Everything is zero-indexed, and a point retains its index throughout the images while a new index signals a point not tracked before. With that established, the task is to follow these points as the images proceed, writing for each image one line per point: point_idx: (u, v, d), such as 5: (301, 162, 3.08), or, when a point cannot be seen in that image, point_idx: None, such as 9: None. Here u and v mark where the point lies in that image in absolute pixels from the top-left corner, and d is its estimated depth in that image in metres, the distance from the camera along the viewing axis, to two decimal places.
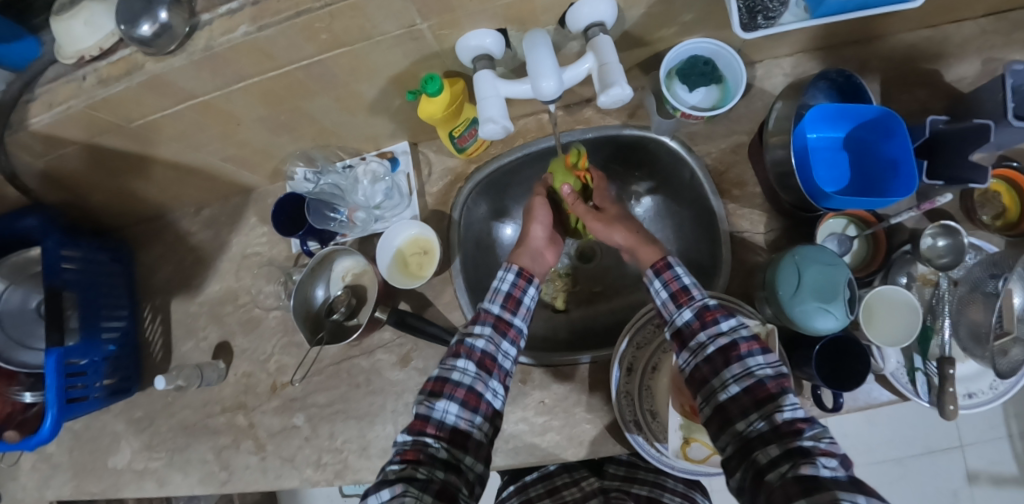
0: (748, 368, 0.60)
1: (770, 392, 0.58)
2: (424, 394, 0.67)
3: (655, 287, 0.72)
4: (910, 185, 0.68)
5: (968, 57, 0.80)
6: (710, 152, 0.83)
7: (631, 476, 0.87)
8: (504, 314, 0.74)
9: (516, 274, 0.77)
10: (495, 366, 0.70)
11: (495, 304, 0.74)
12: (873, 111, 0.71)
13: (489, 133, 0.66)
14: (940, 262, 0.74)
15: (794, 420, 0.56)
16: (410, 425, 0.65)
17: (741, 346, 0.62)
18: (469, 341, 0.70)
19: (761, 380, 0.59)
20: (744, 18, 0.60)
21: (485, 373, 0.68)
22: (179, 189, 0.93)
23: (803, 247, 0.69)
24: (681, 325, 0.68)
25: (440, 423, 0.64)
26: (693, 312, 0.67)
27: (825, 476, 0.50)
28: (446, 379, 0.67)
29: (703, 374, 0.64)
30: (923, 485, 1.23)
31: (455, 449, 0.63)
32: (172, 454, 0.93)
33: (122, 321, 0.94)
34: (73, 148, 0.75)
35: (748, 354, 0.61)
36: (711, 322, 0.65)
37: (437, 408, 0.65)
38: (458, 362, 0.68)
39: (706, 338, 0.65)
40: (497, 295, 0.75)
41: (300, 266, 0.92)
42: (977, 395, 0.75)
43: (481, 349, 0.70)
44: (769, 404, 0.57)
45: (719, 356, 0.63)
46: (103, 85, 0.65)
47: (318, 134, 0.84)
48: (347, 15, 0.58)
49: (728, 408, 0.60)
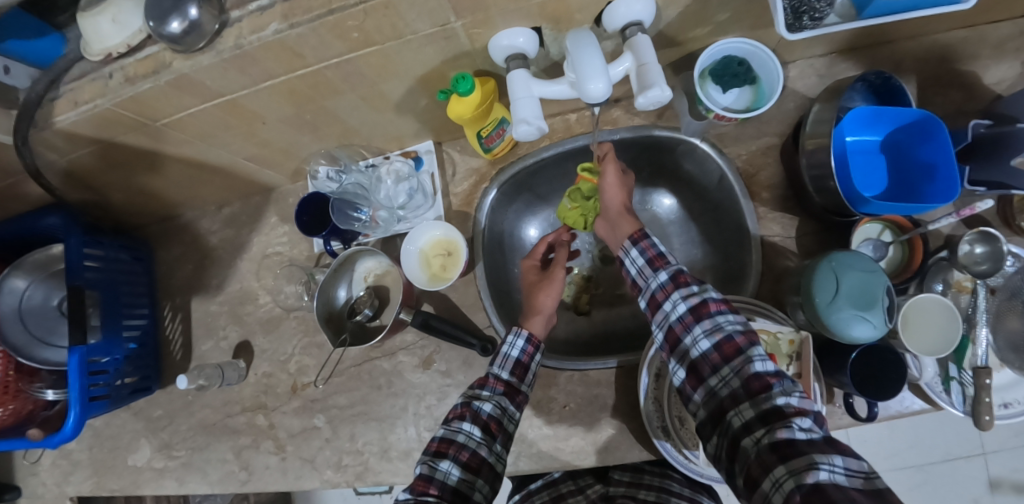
0: (718, 325, 0.59)
1: (739, 349, 0.57)
2: (427, 453, 0.63)
3: (631, 256, 0.70)
4: (951, 191, 0.66)
5: (1009, 59, 0.78)
6: (741, 154, 0.82)
7: (636, 481, 0.82)
8: (513, 381, 0.71)
9: (526, 339, 0.73)
10: (499, 430, 0.66)
11: (504, 370, 0.71)
12: (913, 115, 0.69)
13: (522, 134, 0.66)
14: (976, 269, 0.72)
15: (763, 374, 0.54)
16: (412, 483, 0.60)
17: (711, 304, 0.61)
18: (476, 404, 0.67)
19: (730, 337, 0.58)
20: (788, 19, 0.58)
21: (489, 437, 0.65)
22: (200, 188, 0.92)
23: (839, 253, 0.67)
24: (655, 289, 0.66)
25: (443, 483, 0.59)
26: (668, 275, 0.65)
27: (801, 439, 0.48)
28: (451, 440, 0.63)
29: (675, 333, 0.62)
30: (944, 491, 1.21)
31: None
32: (192, 453, 0.92)
33: (142, 320, 0.94)
34: (97, 146, 0.75)
35: (718, 312, 0.60)
36: (684, 285, 0.63)
37: (440, 468, 0.60)
38: (463, 424, 0.65)
39: (677, 299, 0.63)
40: (507, 361, 0.72)
41: (322, 266, 0.92)
42: (1012, 405, 0.73)
43: (487, 413, 0.66)
44: (739, 360, 0.56)
45: (690, 315, 0.61)
46: (130, 83, 0.64)
47: (342, 133, 0.83)
48: (379, 14, 0.57)
49: (699, 367, 0.59)
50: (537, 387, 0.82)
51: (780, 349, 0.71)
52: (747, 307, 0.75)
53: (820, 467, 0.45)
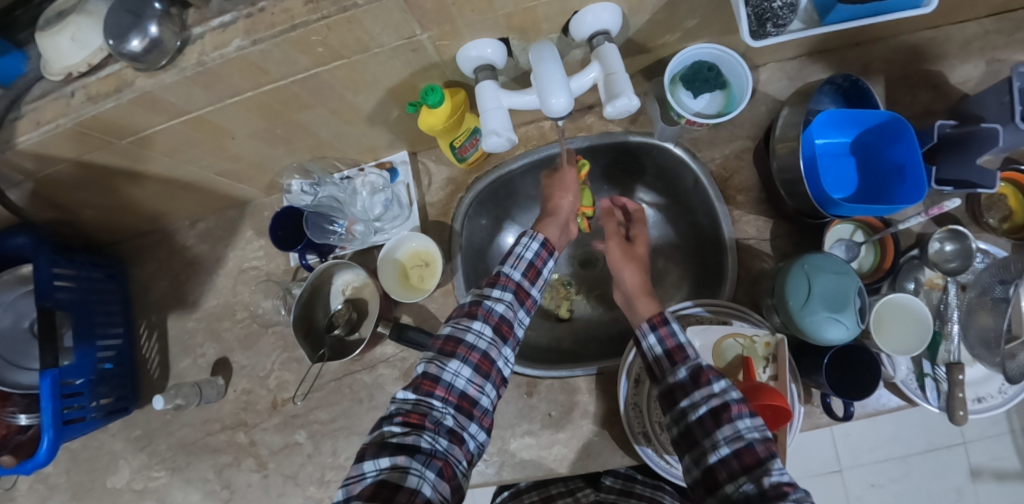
0: (738, 431, 0.53)
1: (758, 457, 0.51)
2: (433, 352, 0.62)
3: (648, 341, 0.65)
4: (919, 191, 0.67)
5: (973, 58, 0.80)
6: (714, 158, 0.82)
7: (627, 490, 0.84)
8: (524, 283, 0.69)
9: (540, 243, 0.72)
10: (510, 333, 0.66)
11: (516, 271, 0.69)
12: (879, 116, 0.70)
13: (492, 146, 0.65)
14: (948, 266, 0.74)
15: (781, 483, 0.49)
16: (416, 383, 0.60)
17: (732, 407, 0.55)
18: (488, 303, 0.65)
19: (751, 445, 0.52)
20: (753, 26, 0.59)
21: (500, 339, 0.64)
22: (174, 203, 0.91)
23: (811, 255, 0.68)
24: (673, 383, 0.60)
25: (450, 386, 0.59)
26: (688, 371, 0.59)
27: None
28: (461, 341, 0.62)
29: (692, 433, 0.56)
30: (927, 482, 1.23)
31: (461, 416, 0.59)
32: (172, 473, 0.91)
33: (117, 339, 0.92)
34: (62, 166, 0.73)
35: (738, 416, 0.54)
36: (705, 383, 0.57)
37: (448, 369, 0.60)
38: (473, 323, 0.63)
39: (698, 398, 0.57)
40: (519, 262, 0.70)
41: (299, 280, 0.91)
42: (986, 399, 0.74)
43: (499, 313, 0.65)
44: (758, 471, 0.50)
45: (709, 419, 0.55)
46: (92, 102, 0.63)
47: (315, 146, 0.82)
48: (344, 28, 0.56)
49: (715, 472, 0.53)
50: (519, 396, 0.82)
51: (757, 351, 0.71)
52: (722, 310, 0.75)
53: None
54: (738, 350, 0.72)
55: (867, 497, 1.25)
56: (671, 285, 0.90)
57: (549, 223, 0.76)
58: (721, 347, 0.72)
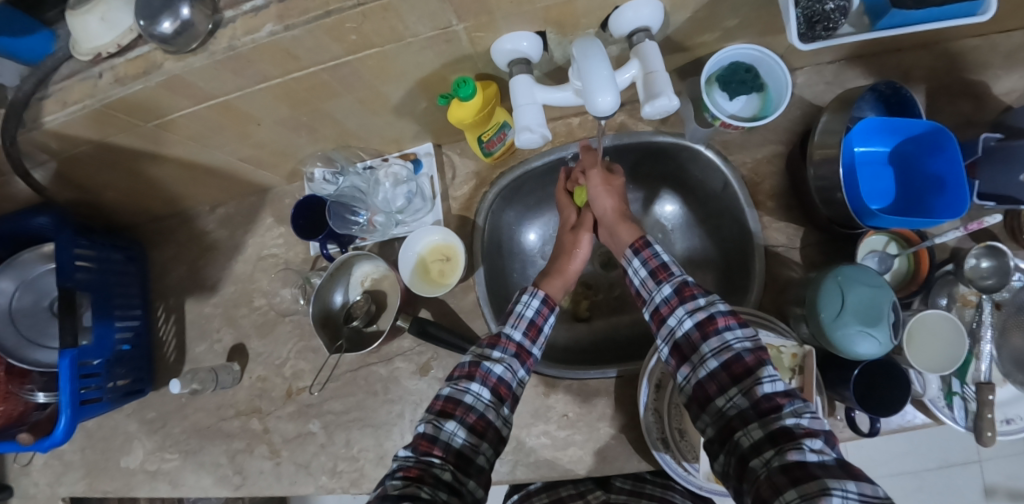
0: (725, 342, 0.59)
1: (746, 366, 0.57)
2: (432, 412, 0.62)
3: (634, 266, 0.72)
4: (960, 204, 0.64)
5: (1020, 69, 0.77)
6: (745, 162, 0.80)
7: (638, 490, 0.79)
8: (525, 342, 0.70)
9: (542, 301, 0.73)
10: (507, 394, 0.65)
11: (518, 331, 0.70)
12: (922, 127, 0.67)
13: (525, 142, 0.64)
14: (983, 283, 0.71)
15: (773, 395, 0.54)
16: (415, 442, 0.60)
17: (718, 320, 0.61)
18: (487, 365, 0.65)
19: (739, 356, 0.58)
20: (802, 28, 0.57)
21: (498, 401, 0.64)
22: (195, 188, 0.90)
23: (844, 267, 0.66)
24: (660, 301, 0.67)
25: (448, 445, 0.59)
26: (672, 288, 0.67)
27: (812, 461, 0.47)
28: (458, 401, 0.62)
29: (682, 349, 0.63)
30: (938, 498, 1.21)
31: (459, 473, 0.58)
32: (186, 456, 0.91)
33: (135, 321, 0.92)
34: (86, 146, 0.72)
35: (725, 328, 0.60)
36: (690, 298, 0.64)
37: (445, 429, 0.60)
38: (472, 384, 0.63)
39: (683, 313, 0.64)
40: (521, 321, 0.71)
41: (318, 269, 0.90)
42: (1015, 421, 0.72)
43: (498, 374, 0.65)
44: (748, 380, 0.56)
45: (696, 332, 0.62)
46: (120, 84, 0.62)
47: (339, 135, 0.81)
48: (379, 16, 0.55)
49: (707, 386, 0.59)
50: (536, 395, 0.81)
51: (782, 362, 0.70)
52: (750, 318, 0.74)
53: (833, 493, 0.44)
54: None
55: None
56: None
57: (552, 281, 0.77)
58: None
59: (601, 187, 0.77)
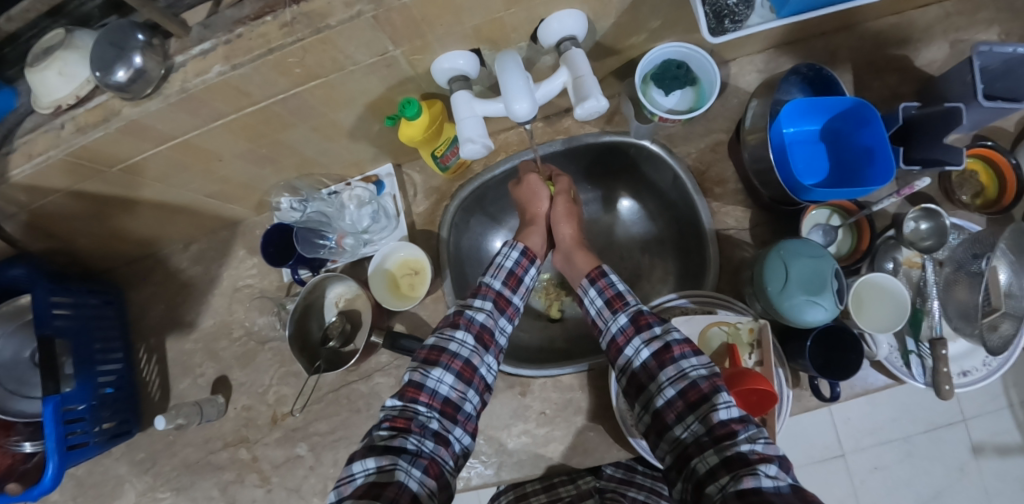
0: (682, 371, 0.61)
1: (702, 393, 0.59)
2: (417, 361, 0.67)
3: (590, 296, 0.75)
4: (888, 172, 0.68)
5: (936, 41, 0.82)
6: (690, 153, 0.84)
7: (628, 479, 0.84)
8: (505, 291, 0.75)
9: (520, 252, 0.79)
10: (491, 341, 0.70)
11: (497, 280, 0.75)
12: (847, 102, 0.71)
13: (469, 153, 0.66)
14: (923, 244, 0.76)
15: (728, 421, 0.55)
16: (402, 391, 0.64)
17: (674, 349, 0.63)
18: (469, 312, 0.70)
19: (695, 383, 0.60)
20: (712, 23, 0.61)
21: (482, 347, 0.69)
22: (165, 227, 0.93)
23: (787, 241, 0.69)
24: (617, 330, 0.69)
25: (434, 393, 0.64)
26: (628, 317, 0.69)
27: (767, 487, 0.48)
28: (443, 349, 0.67)
29: (640, 378, 0.65)
30: (929, 460, 1.26)
31: (445, 421, 0.63)
32: (177, 493, 0.92)
33: (118, 364, 0.94)
34: (53, 197, 0.75)
35: (681, 356, 0.62)
36: (646, 327, 0.67)
37: (431, 376, 0.64)
38: (456, 332, 0.68)
39: (640, 343, 0.66)
40: (500, 271, 0.76)
41: (292, 295, 0.93)
42: (971, 373, 0.76)
43: (481, 321, 0.70)
44: (703, 407, 0.58)
45: (654, 361, 0.64)
46: (82, 132, 0.65)
47: (300, 164, 0.84)
48: (318, 49, 0.58)
49: (664, 414, 0.61)
50: (513, 396, 0.83)
51: (741, 338, 0.73)
52: (706, 300, 0.77)
53: None
54: (723, 337, 0.73)
55: (871, 480, 1.28)
56: (657, 279, 0.91)
57: (533, 232, 0.82)
58: (707, 335, 0.73)
59: (563, 215, 0.82)
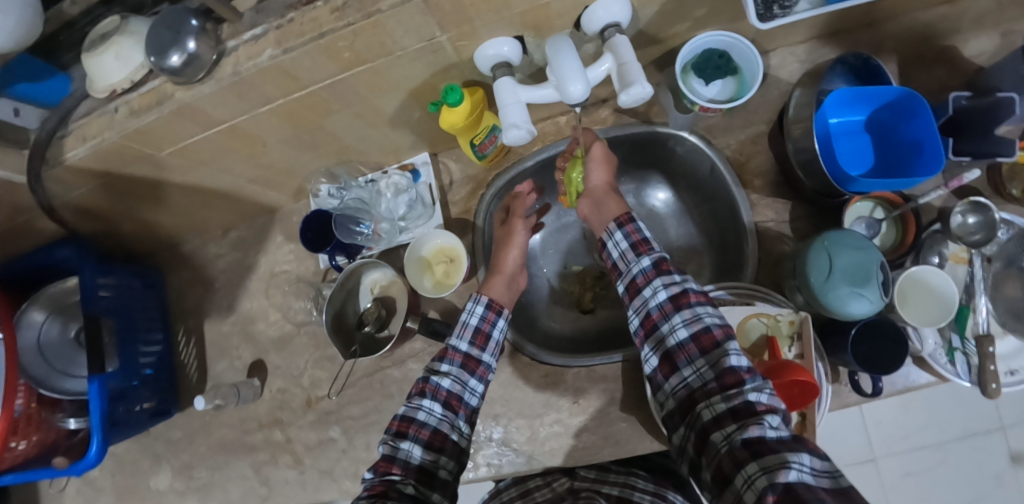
0: (697, 315, 0.62)
1: (715, 340, 0.60)
2: (389, 433, 0.65)
3: (615, 239, 0.72)
4: (936, 164, 0.67)
5: (988, 31, 0.80)
6: (730, 144, 0.83)
7: (602, 478, 0.76)
8: (473, 351, 0.73)
9: (486, 306, 0.76)
10: (461, 405, 0.69)
11: (463, 342, 0.73)
12: (894, 92, 0.70)
13: (512, 139, 0.66)
14: (971, 239, 0.73)
15: (737, 369, 0.57)
16: (375, 464, 0.62)
17: (691, 295, 0.64)
18: (435, 379, 0.69)
19: (709, 329, 0.61)
20: (761, 8, 0.60)
21: (451, 413, 0.68)
22: (206, 212, 0.95)
23: (830, 232, 0.68)
24: (637, 272, 0.69)
25: (406, 462, 0.62)
26: (650, 261, 0.68)
27: (771, 437, 0.50)
28: (411, 419, 0.65)
29: (653, 320, 0.65)
30: (964, 467, 1.26)
31: (423, 487, 0.60)
32: (212, 473, 0.95)
33: (158, 345, 0.96)
34: (103, 180, 0.77)
35: (698, 303, 0.63)
36: (666, 272, 0.67)
37: (401, 447, 0.63)
38: (424, 401, 0.67)
39: (659, 286, 0.66)
40: (466, 331, 0.74)
41: (329, 281, 0.94)
42: (1020, 372, 0.73)
43: (447, 387, 0.69)
44: (715, 353, 0.59)
45: (670, 304, 0.65)
46: (135, 115, 0.67)
47: (340, 151, 0.85)
48: (368, 33, 0.59)
49: (675, 356, 0.62)
50: (546, 385, 0.84)
51: (781, 330, 0.71)
52: (745, 292, 0.76)
53: (792, 467, 0.46)
54: (763, 329, 0.72)
55: (902, 486, 1.28)
56: (692, 271, 0.91)
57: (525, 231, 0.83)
58: (746, 327, 0.73)
59: (599, 159, 0.78)
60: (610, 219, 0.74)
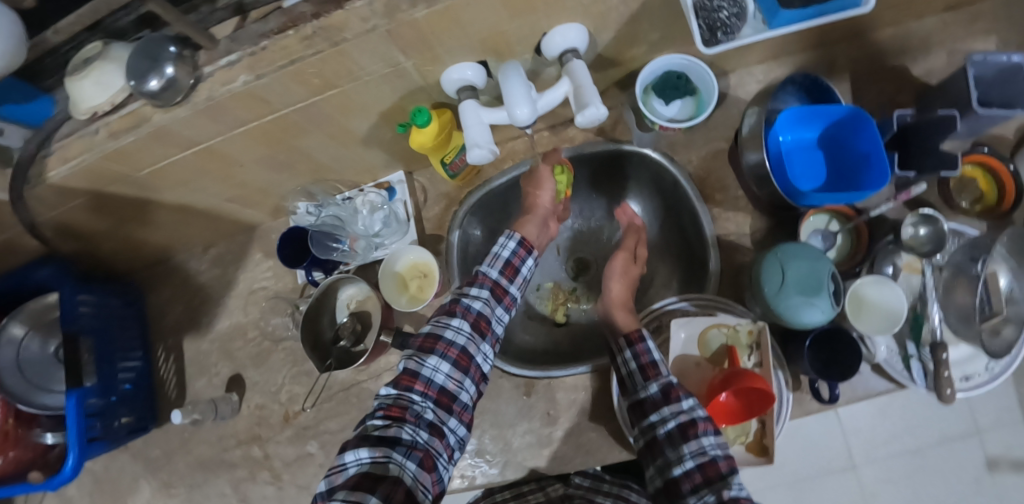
0: (703, 447, 0.61)
1: (720, 471, 0.59)
2: (413, 350, 0.70)
3: (624, 356, 0.73)
4: (882, 177, 0.70)
5: (933, 52, 0.84)
6: (691, 160, 0.87)
7: (596, 487, 0.92)
8: (501, 280, 0.78)
9: (517, 243, 0.81)
10: (487, 329, 0.74)
11: (494, 269, 0.78)
12: (842, 111, 0.74)
13: (477, 158, 0.68)
14: (922, 249, 0.77)
15: (739, 497, 0.57)
16: (397, 379, 0.67)
17: (698, 424, 0.63)
18: (466, 301, 0.74)
19: (714, 460, 0.60)
20: (705, 34, 0.65)
21: (478, 335, 0.72)
22: (187, 230, 0.97)
23: (784, 244, 0.71)
24: (644, 397, 0.68)
25: (429, 382, 0.67)
26: (658, 387, 0.67)
27: None
28: (439, 337, 0.70)
29: (658, 445, 0.65)
30: (941, 474, 1.29)
31: (440, 411, 0.66)
32: (191, 490, 0.95)
33: (137, 362, 0.98)
34: (85, 198, 0.79)
35: (703, 433, 0.62)
36: (675, 400, 0.65)
37: (428, 364, 0.68)
38: (453, 320, 0.72)
39: (668, 414, 0.65)
40: (497, 261, 0.79)
41: (306, 296, 0.96)
42: (973, 377, 0.77)
43: (477, 310, 0.73)
44: (719, 484, 0.58)
45: (678, 432, 0.63)
46: (114, 137, 0.69)
47: (317, 170, 0.88)
48: (336, 60, 0.62)
49: (679, 483, 0.61)
50: (518, 396, 0.85)
51: (740, 340, 0.73)
52: (708, 303, 0.78)
53: None
54: (723, 339, 0.74)
55: (883, 493, 1.31)
56: (661, 284, 0.93)
57: (528, 222, 0.83)
58: (706, 337, 0.74)
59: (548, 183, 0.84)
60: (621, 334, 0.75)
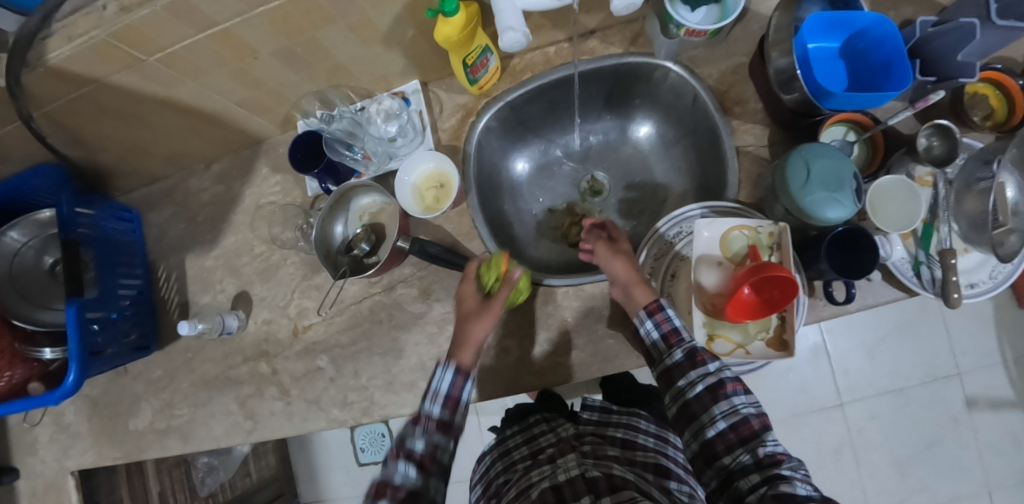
0: (734, 406, 0.64)
1: (753, 430, 0.63)
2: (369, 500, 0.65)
3: (645, 327, 0.72)
4: (905, 80, 0.72)
5: None
6: (711, 74, 0.86)
7: (605, 420, 0.87)
8: (445, 414, 0.70)
9: (454, 372, 0.71)
10: (436, 464, 0.67)
11: (435, 407, 0.70)
12: (867, 19, 0.75)
13: (509, 43, 0.69)
14: (935, 158, 0.77)
15: (773, 453, 0.61)
16: None
17: (727, 385, 0.66)
18: (408, 443, 0.67)
19: (747, 420, 0.64)
20: None
21: (427, 471, 0.66)
22: (190, 142, 0.93)
23: (808, 144, 0.72)
24: (671, 364, 0.69)
25: None
26: (684, 353, 0.69)
27: (801, 492, 0.56)
28: (388, 482, 0.64)
29: (691, 409, 0.66)
30: (922, 414, 1.34)
31: None
32: (195, 409, 0.93)
33: (137, 280, 0.94)
34: (90, 89, 0.75)
35: (734, 393, 0.65)
36: (702, 363, 0.67)
37: None
38: (399, 463, 0.65)
39: (696, 377, 0.67)
40: (435, 398, 0.70)
41: (316, 209, 0.93)
42: (978, 285, 0.79)
43: (421, 449, 0.66)
44: (754, 442, 0.62)
45: (708, 394, 0.66)
46: (125, 12, 0.64)
47: (332, 72, 0.85)
48: None
49: (714, 444, 0.64)
50: (536, 305, 0.85)
51: (760, 241, 0.74)
52: (726, 212, 0.80)
53: None
54: (744, 241, 0.75)
55: (867, 430, 1.36)
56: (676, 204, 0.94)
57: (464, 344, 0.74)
58: (728, 239, 0.75)
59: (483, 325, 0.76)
60: (638, 307, 0.73)
